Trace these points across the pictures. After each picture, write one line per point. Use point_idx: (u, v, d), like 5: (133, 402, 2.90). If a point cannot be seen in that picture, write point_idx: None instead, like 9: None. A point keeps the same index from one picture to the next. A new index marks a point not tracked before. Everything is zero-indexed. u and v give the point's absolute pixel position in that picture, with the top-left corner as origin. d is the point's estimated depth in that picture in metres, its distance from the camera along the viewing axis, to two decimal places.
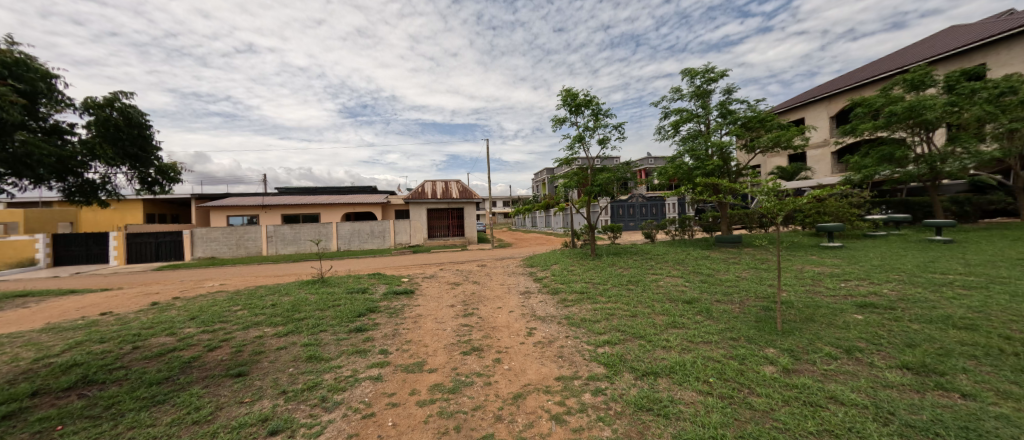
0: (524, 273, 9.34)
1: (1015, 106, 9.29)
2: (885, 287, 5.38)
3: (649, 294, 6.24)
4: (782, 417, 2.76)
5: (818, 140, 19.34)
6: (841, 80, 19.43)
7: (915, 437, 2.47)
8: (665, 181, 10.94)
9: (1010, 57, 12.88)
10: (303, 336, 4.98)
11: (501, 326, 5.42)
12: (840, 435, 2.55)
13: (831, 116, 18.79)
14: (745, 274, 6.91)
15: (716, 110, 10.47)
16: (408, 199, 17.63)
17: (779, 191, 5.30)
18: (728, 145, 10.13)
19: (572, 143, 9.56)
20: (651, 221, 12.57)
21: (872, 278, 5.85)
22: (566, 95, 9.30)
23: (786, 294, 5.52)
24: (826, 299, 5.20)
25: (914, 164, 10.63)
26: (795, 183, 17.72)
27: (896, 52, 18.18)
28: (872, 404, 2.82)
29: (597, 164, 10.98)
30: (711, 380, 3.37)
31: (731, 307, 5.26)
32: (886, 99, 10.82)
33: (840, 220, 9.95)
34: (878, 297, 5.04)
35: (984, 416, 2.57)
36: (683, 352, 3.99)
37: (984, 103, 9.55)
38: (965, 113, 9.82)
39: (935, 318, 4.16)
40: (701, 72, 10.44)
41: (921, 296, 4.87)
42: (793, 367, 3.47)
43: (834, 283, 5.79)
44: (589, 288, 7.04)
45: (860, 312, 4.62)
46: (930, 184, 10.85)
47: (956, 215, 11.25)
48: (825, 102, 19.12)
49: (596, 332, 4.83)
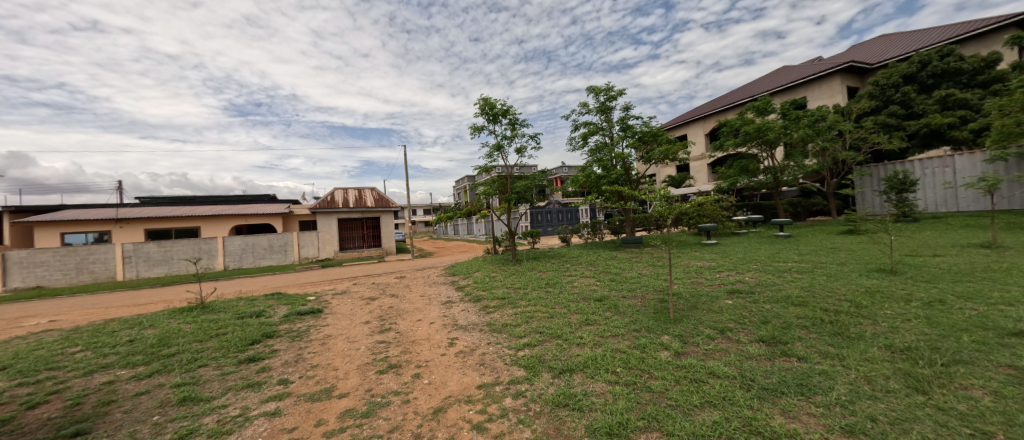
0: (446, 283, 9.14)
1: (825, 131, 12.14)
2: (747, 276, 6.53)
3: (566, 294, 6.65)
4: (674, 395, 3.15)
5: (698, 153, 22.82)
6: (713, 103, 23.28)
7: (769, 397, 3.02)
8: (578, 189, 11.73)
9: (820, 92, 16.95)
10: (174, 375, 4.14)
11: (421, 339, 5.21)
12: (717, 404, 2.99)
13: (705, 133, 22.40)
14: (645, 271, 7.80)
15: (617, 124, 11.63)
16: (315, 208, 16.03)
17: (670, 197, 6.09)
18: (629, 156, 11.32)
19: (491, 151, 9.76)
20: (566, 226, 13.38)
21: (737, 268, 7.08)
22: (484, 103, 9.46)
23: (677, 286, 6.36)
24: (706, 288, 6.12)
25: (764, 175, 13.19)
26: (682, 191, 20.59)
27: (750, 84, 22.49)
28: (738, 374, 3.38)
29: (517, 170, 11.28)
30: (618, 370, 3.70)
31: (633, 302, 5.87)
32: (743, 121, 13.26)
33: (716, 221, 11.78)
34: (742, 283, 6.11)
35: (813, 373, 3.26)
36: (594, 347, 4.32)
37: (806, 127, 12.26)
38: (795, 134, 12.48)
39: (780, 298, 5.19)
40: (604, 90, 11.52)
41: (772, 281, 6.04)
42: (682, 350, 3.99)
43: (712, 274, 6.84)
44: (510, 293, 7.17)
45: (730, 297, 5.53)
46: (775, 191, 13.51)
47: (792, 215, 14.23)
48: (702, 121, 22.69)
49: (517, 335, 4.95)
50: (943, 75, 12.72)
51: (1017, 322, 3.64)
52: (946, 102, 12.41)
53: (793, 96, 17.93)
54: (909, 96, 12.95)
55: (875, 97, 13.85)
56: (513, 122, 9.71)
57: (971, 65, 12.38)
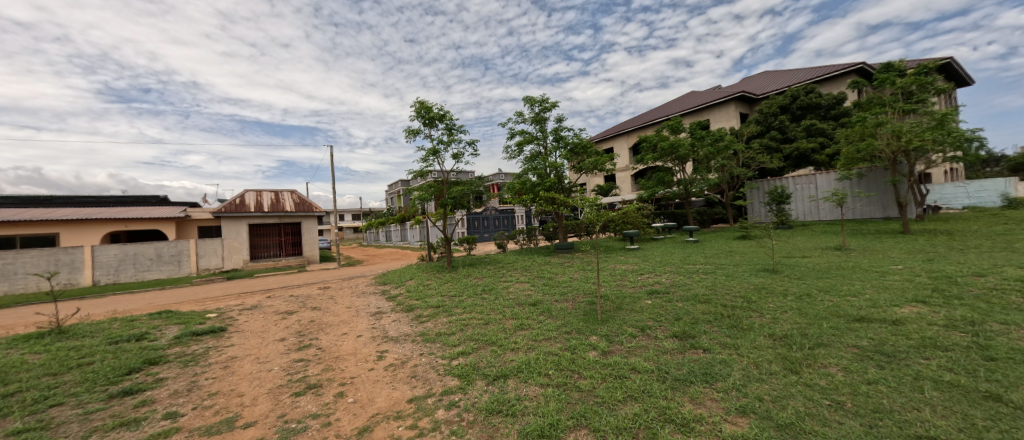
0: (376, 292, 8.63)
1: (724, 150, 14.00)
2: (664, 277, 7.22)
3: (501, 300, 6.69)
4: (600, 392, 3.34)
5: (623, 165, 24.78)
6: (636, 120, 25.53)
7: (680, 387, 3.34)
8: (514, 196, 11.96)
9: (720, 115, 19.56)
10: (12, 420, 3.28)
11: (347, 354, 4.83)
12: (637, 397, 3.23)
13: (629, 147, 24.44)
14: (576, 275, 8.20)
15: (551, 135, 12.14)
16: (220, 212, 14.09)
17: (598, 205, 6.50)
18: (562, 165, 11.86)
19: (426, 156, 9.52)
20: (502, 232, 13.53)
21: (655, 271, 7.79)
22: (420, 106, 9.22)
23: (604, 288, 6.78)
24: (629, 289, 6.63)
25: (677, 186, 14.75)
26: (609, 199, 22.12)
27: (666, 105, 25.12)
28: (656, 368, 3.69)
29: (454, 176, 11.15)
30: (550, 372, 3.81)
31: (565, 305, 6.12)
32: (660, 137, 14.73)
33: (638, 227, 12.81)
34: (659, 284, 6.73)
35: (715, 362, 3.69)
36: (528, 351, 4.40)
37: (710, 146, 14.02)
38: (702, 151, 14.20)
39: (690, 296, 5.81)
40: (539, 101, 11.96)
41: (683, 281, 6.75)
42: (608, 349, 4.26)
43: (634, 277, 7.43)
44: (445, 301, 7.00)
45: (649, 298, 6.05)
46: (687, 201, 15.17)
47: (700, 222, 16.08)
48: (626, 135, 24.72)
49: (451, 344, 4.84)
50: (808, 108, 15.47)
51: (858, 310, 4.53)
52: (810, 130, 15.12)
53: (700, 118, 20.42)
54: (784, 123, 15.62)
55: (760, 122, 16.40)
56: (450, 127, 9.59)
57: (827, 101, 15.26)
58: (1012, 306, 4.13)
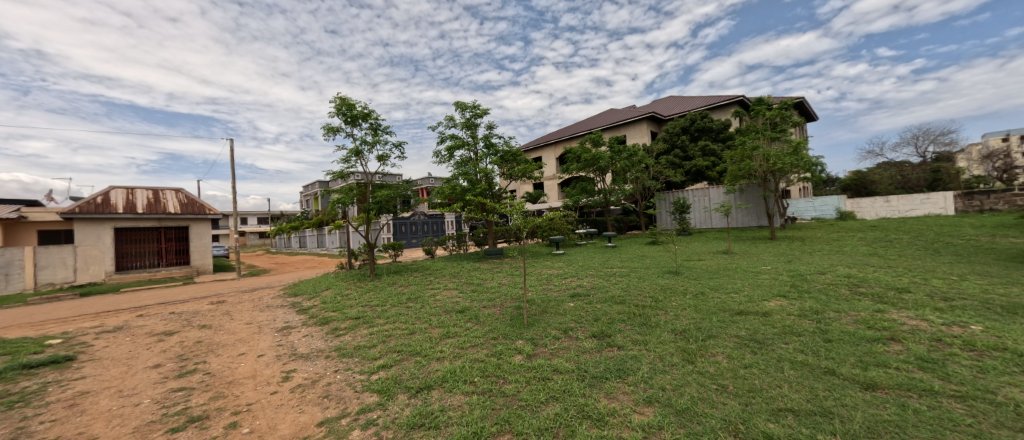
0: (285, 305, 7.73)
1: (638, 164, 15.49)
2: (585, 280, 7.69)
3: (428, 308, 6.48)
4: (524, 396, 3.40)
5: (550, 173, 25.96)
6: (562, 131, 26.99)
7: (596, 384, 3.55)
8: (443, 200, 11.73)
9: (635, 132, 21.62)
10: None
11: (244, 378, 4.22)
12: (559, 397, 3.35)
13: (556, 157, 25.73)
14: (504, 280, 8.30)
15: (481, 141, 12.21)
16: (74, 213, 11.42)
17: (526, 212, 6.70)
18: (492, 172, 11.98)
19: (347, 156, 8.87)
20: (431, 238, 13.15)
21: (578, 275, 8.25)
22: (341, 103, 8.60)
23: (530, 293, 6.98)
24: (554, 293, 6.91)
25: (598, 195, 15.89)
26: (537, 206, 22.93)
27: (590, 119, 27.03)
28: (576, 368, 3.89)
29: (379, 178, 10.56)
30: (475, 379, 3.77)
31: (493, 311, 6.15)
32: (583, 149, 15.77)
33: (563, 233, 13.45)
34: (581, 287, 7.14)
35: (628, 358, 4.01)
36: (453, 360, 4.31)
37: (626, 159, 15.38)
38: (619, 164, 15.52)
39: (608, 298, 6.27)
40: (469, 107, 11.96)
41: (602, 284, 7.26)
42: (533, 352, 4.37)
43: (559, 281, 7.78)
44: (366, 312, 6.54)
45: (572, 300, 6.38)
46: (606, 209, 16.40)
47: (618, 229, 17.48)
48: (554, 145, 26.00)
49: (370, 358, 4.52)
50: (704, 130, 17.88)
51: (739, 304, 5.33)
52: (705, 150, 17.50)
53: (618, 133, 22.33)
54: (685, 143, 17.96)
55: (666, 141, 18.60)
56: (375, 126, 9.09)
57: (717, 126, 17.80)
58: (841, 297, 5.22)
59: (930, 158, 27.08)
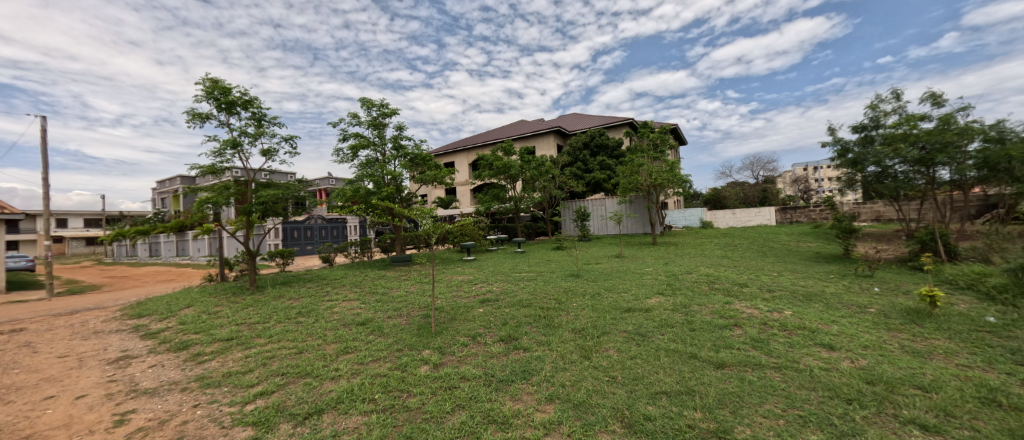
0: (124, 330, 6.12)
1: (545, 174, 16.46)
2: (495, 286, 7.81)
3: (322, 323, 5.82)
4: (429, 407, 3.28)
5: (463, 179, 25.98)
6: (475, 138, 27.31)
7: (502, 387, 3.61)
8: (344, 203, 10.76)
9: (543, 144, 22.99)
10: None
11: (50, 430, 3.19)
12: (464, 406, 3.31)
13: (469, 163, 25.89)
14: (412, 288, 7.92)
15: (389, 142, 11.57)
16: None
17: (436, 217, 6.54)
18: (400, 175, 11.42)
19: (221, 149, 7.53)
20: (329, 244, 11.91)
21: (488, 280, 8.32)
22: (214, 86, 7.29)
23: (439, 301, 6.79)
24: (464, 300, 6.85)
25: (508, 202, 16.41)
26: (449, 211, 22.64)
27: (502, 129, 27.87)
28: (483, 373, 3.90)
29: (263, 176, 9.18)
30: (376, 396, 3.50)
31: (398, 321, 5.81)
32: (495, 157, 16.15)
33: (474, 239, 13.47)
34: (491, 293, 7.21)
35: (533, 360, 4.18)
36: (350, 377, 3.93)
37: (535, 169, 16.20)
38: (529, 173, 16.28)
39: (516, 302, 6.46)
40: (376, 105, 11.26)
41: (511, 289, 7.45)
42: (440, 362, 4.24)
43: (469, 287, 7.74)
44: (241, 331, 5.57)
45: (481, 306, 6.41)
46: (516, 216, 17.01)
47: (527, 235, 18.22)
48: (466, 151, 26.10)
49: (246, 385, 3.86)
50: (602, 147, 19.90)
51: (627, 302, 6.01)
52: (602, 164, 19.46)
53: (528, 144, 23.47)
54: (586, 157, 19.77)
55: (570, 154, 20.21)
56: (259, 116, 7.91)
57: (613, 143, 19.96)
58: (702, 292, 6.28)
59: (761, 180, 34.60)
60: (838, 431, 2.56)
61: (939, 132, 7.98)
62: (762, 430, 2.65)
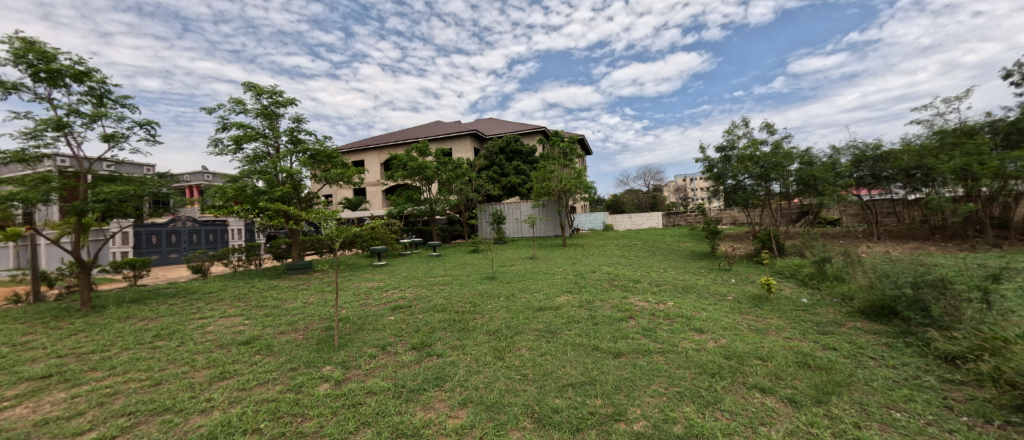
0: None
1: (462, 176, 16.38)
2: (408, 292, 7.46)
3: (191, 345, 4.85)
4: (328, 430, 2.97)
5: (373, 179, 24.47)
6: (388, 137, 25.93)
7: (412, 398, 3.45)
8: (224, 203, 9.19)
9: (460, 146, 22.89)
10: None
11: None
12: (370, 422, 3.07)
13: (380, 162, 24.48)
14: (311, 299, 7.10)
15: (284, 135, 10.26)
16: None
17: (341, 221, 5.98)
18: (299, 173, 10.20)
19: (38, 130, 5.79)
20: (202, 251, 10.03)
21: (400, 286, 7.90)
22: (27, 48, 5.59)
23: (344, 311, 6.21)
24: (373, 308, 6.38)
25: (423, 204, 15.91)
26: (358, 214, 21.02)
27: (416, 129, 26.97)
28: (392, 385, 3.68)
29: (106, 167, 7.34)
30: (262, 425, 3.04)
31: (293, 336, 5.15)
32: (409, 157, 15.51)
33: (385, 243, 12.70)
34: (404, 299, 6.87)
35: (446, 365, 4.09)
36: (229, 407, 3.35)
37: (451, 171, 15.98)
38: (444, 175, 16.01)
39: (429, 307, 6.26)
40: (268, 92, 9.90)
41: (425, 294, 7.19)
42: (343, 377, 3.88)
43: (379, 294, 7.24)
44: (66, 364, 4.33)
45: (393, 313, 6.06)
46: (431, 219, 16.57)
47: (442, 238, 17.86)
48: (377, 150, 24.63)
49: (73, 432, 3.01)
50: (516, 152, 20.60)
51: (539, 301, 6.30)
52: (517, 169, 20.17)
53: (444, 145, 23.10)
54: (502, 162, 20.27)
55: (487, 158, 20.50)
56: (98, 93, 6.29)
57: (527, 150, 20.80)
58: (604, 289, 6.90)
59: (652, 188, 39.68)
60: (706, 401, 3.03)
61: (773, 155, 10.12)
62: (650, 408, 3.01)
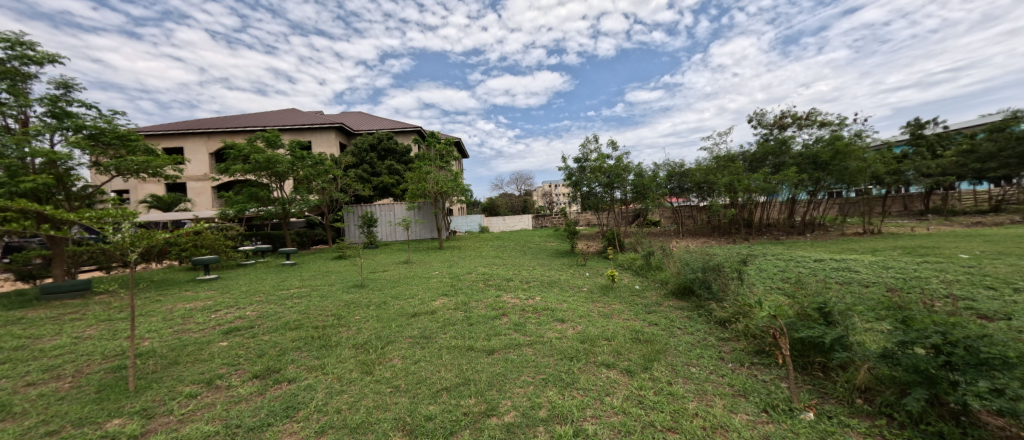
0: None
1: (323, 174, 14.53)
2: (249, 310, 6.15)
3: None
4: None
5: (198, 173, 19.79)
6: (221, 121, 21.15)
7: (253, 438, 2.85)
8: None
9: (321, 139, 20.32)
10: None
11: None
12: None
13: (209, 152, 19.91)
14: (89, 332, 5.17)
15: (40, 105, 7.26)
16: None
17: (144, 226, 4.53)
18: (68, 159, 7.35)
19: None
20: None
21: (238, 304, 6.46)
22: None
23: (147, 343, 4.72)
24: (194, 335, 5.04)
25: (272, 205, 13.46)
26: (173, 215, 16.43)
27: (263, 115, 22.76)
28: (223, 427, 2.97)
29: None
30: None
31: (53, 387, 3.65)
32: (252, 148, 12.91)
33: (216, 252, 10.24)
34: (242, 319, 5.65)
35: (300, 391, 3.53)
36: None
37: (310, 167, 13.97)
38: (301, 171, 13.90)
39: (279, 326, 5.31)
40: (6, 39, 6.84)
41: (272, 311, 6.06)
42: (142, 431, 2.93)
43: (204, 316, 5.76)
44: None
45: (225, 338, 4.91)
46: (283, 221, 14.17)
47: (298, 244, 15.43)
48: (204, 136, 19.91)
49: None
50: (389, 151, 19.40)
51: (413, 307, 6.04)
52: (390, 169, 19.05)
53: (301, 138, 20.12)
54: (373, 160, 18.81)
55: (355, 155, 18.71)
56: None
57: (401, 149, 19.83)
58: (478, 289, 7.09)
59: (523, 193, 42.87)
60: (566, 383, 3.41)
61: (616, 167, 12.16)
62: (519, 398, 3.21)
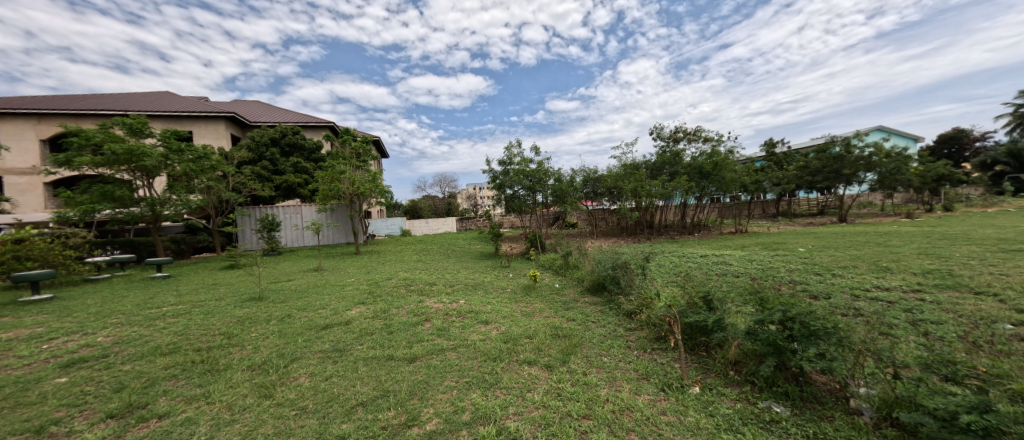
0: None
1: (209, 170, 12.45)
2: (101, 335, 4.96)
3: None
4: None
5: (23, 164, 15.59)
6: (59, 100, 16.84)
7: None
8: None
9: (206, 130, 17.43)
10: None
11: None
12: None
13: (40, 138, 15.77)
14: None
15: None
16: None
17: None
18: None
19: None
20: None
21: (85, 329, 5.17)
22: None
23: None
24: (13, 373, 3.88)
25: (136, 206, 11.09)
26: None
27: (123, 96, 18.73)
28: None
29: None
30: None
31: None
32: (106, 136, 10.48)
33: (50, 265, 8.06)
34: (89, 348, 4.52)
35: (176, 426, 2.97)
36: None
37: (190, 162, 11.85)
38: (178, 166, 11.71)
39: (145, 352, 4.38)
40: None
41: (136, 334, 4.97)
42: None
43: (30, 348, 4.48)
44: None
45: (63, 374, 3.88)
46: (153, 226, 11.77)
47: (174, 253, 12.94)
48: (33, 119, 15.73)
49: None
50: (295, 146, 17.44)
51: (324, 319, 5.50)
52: (296, 167, 17.14)
53: (178, 126, 17.00)
54: (275, 156, 16.71)
55: (252, 150, 16.41)
56: None
57: (310, 145, 17.97)
58: (399, 295, 6.75)
59: (447, 195, 42.13)
60: (488, 384, 3.43)
61: (538, 172, 12.68)
62: (442, 404, 3.14)
